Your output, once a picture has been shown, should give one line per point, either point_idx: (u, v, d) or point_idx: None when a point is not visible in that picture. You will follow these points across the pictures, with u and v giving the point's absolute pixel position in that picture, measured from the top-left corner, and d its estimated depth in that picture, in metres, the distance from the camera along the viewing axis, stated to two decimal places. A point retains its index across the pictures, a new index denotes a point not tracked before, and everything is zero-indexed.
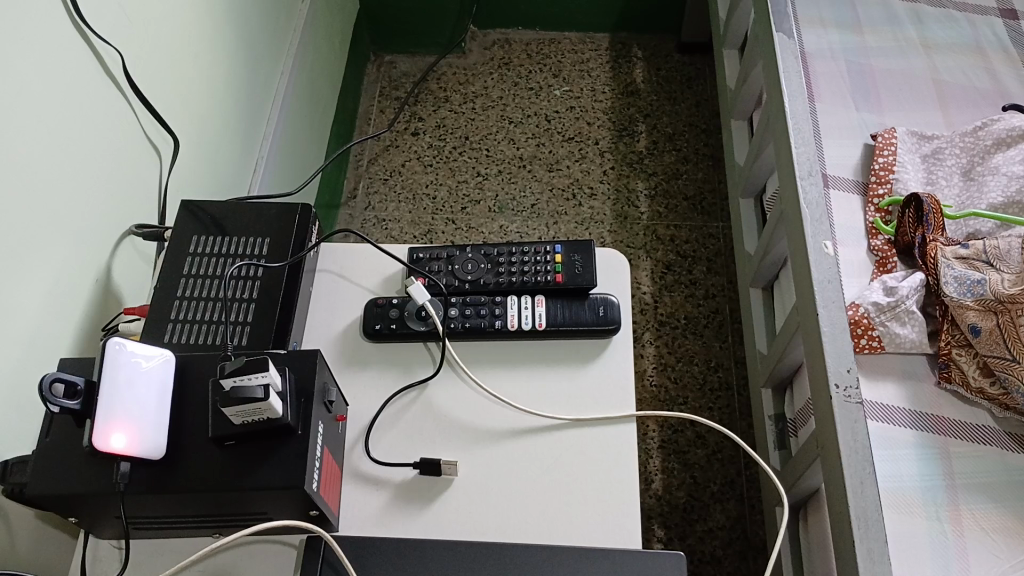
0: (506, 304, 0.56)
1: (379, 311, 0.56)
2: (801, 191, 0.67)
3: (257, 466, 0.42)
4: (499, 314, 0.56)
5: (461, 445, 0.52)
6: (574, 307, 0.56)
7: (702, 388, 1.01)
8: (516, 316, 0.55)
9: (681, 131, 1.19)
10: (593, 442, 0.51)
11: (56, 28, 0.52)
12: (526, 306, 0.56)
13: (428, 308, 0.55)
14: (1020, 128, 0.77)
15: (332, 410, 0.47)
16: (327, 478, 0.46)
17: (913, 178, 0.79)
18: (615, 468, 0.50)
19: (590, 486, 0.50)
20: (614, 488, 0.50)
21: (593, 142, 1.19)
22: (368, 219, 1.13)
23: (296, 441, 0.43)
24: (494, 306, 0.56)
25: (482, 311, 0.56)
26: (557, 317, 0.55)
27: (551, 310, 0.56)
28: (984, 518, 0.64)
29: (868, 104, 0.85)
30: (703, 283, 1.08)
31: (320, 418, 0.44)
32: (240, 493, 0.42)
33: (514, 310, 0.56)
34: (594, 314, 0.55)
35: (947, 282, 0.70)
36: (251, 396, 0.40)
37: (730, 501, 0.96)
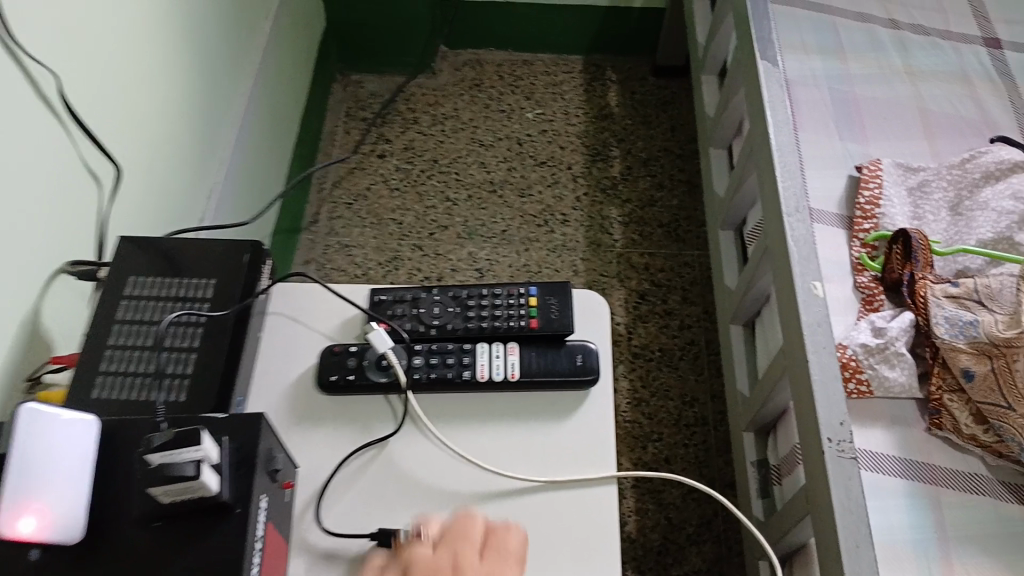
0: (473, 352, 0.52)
1: (336, 359, 0.51)
2: (789, 228, 0.63)
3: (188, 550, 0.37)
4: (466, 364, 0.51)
5: (425, 513, 0.47)
6: (549, 355, 0.51)
7: (678, 424, 0.97)
8: (486, 367, 0.51)
9: (656, 157, 1.16)
10: (570, 506, 0.47)
11: None
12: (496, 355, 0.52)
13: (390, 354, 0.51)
14: (1008, 161, 0.76)
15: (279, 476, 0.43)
16: (273, 556, 0.41)
17: (899, 212, 0.76)
18: (593, 536, 0.46)
19: (566, 557, 0.45)
20: (593, 559, 0.45)
21: (565, 167, 1.15)
22: (331, 244, 1.08)
23: (235, 520, 0.38)
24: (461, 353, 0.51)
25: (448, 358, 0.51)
26: (531, 366, 0.51)
27: (524, 359, 0.51)
28: (978, 573, 0.60)
29: (852, 134, 0.83)
30: (678, 313, 1.04)
31: (263, 491, 0.40)
32: None
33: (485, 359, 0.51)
34: (570, 362, 0.51)
35: (937, 322, 0.66)
36: (181, 475, 0.35)
37: (707, 543, 0.91)
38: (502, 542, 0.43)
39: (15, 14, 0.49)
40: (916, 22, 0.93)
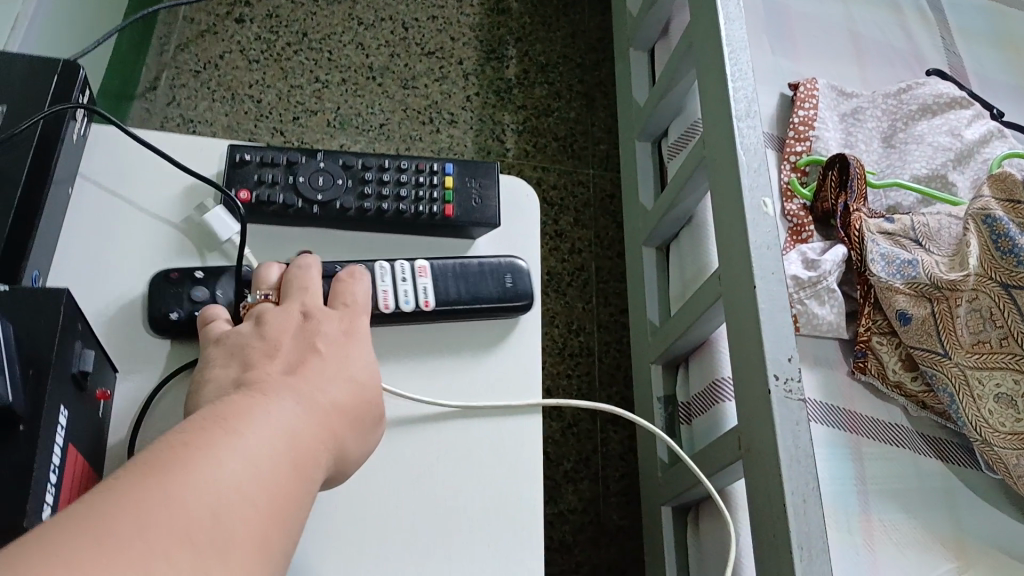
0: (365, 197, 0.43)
1: (175, 289, 0.39)
2: (739, 133, 0.54)
3: None
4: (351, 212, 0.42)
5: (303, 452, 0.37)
6: (471, 278, 0.41)
7: (562, 353, 0.89)
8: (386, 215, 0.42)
9: (555, 62, 1.05)
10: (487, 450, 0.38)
11: None
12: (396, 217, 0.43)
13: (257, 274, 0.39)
14: (948, 95, 0.70)
15: (88, 383, 0.34)
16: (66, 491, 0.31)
17: (832, 136, 0.69)
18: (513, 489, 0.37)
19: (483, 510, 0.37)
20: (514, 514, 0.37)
21: (455, 61, 1.02)
22: (172, 118, 0.90)
23: (15, 437, 0.29)
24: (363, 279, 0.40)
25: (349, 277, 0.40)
26: (449, 292, 0.41)
27: (440, 282, 0.41)
28: (895, 530, 0.56)
29: (785, 49, 0.75)
30: (569, 235, 0.95)
31: (64, 401, 0.31)
32: None
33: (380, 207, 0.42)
34: (499, 284, 0.41)
35: (873, 259, 0.60)
36: None
37: (585, 482, 0.84)
38: (347, 291, 0.36)
39: None
40: None
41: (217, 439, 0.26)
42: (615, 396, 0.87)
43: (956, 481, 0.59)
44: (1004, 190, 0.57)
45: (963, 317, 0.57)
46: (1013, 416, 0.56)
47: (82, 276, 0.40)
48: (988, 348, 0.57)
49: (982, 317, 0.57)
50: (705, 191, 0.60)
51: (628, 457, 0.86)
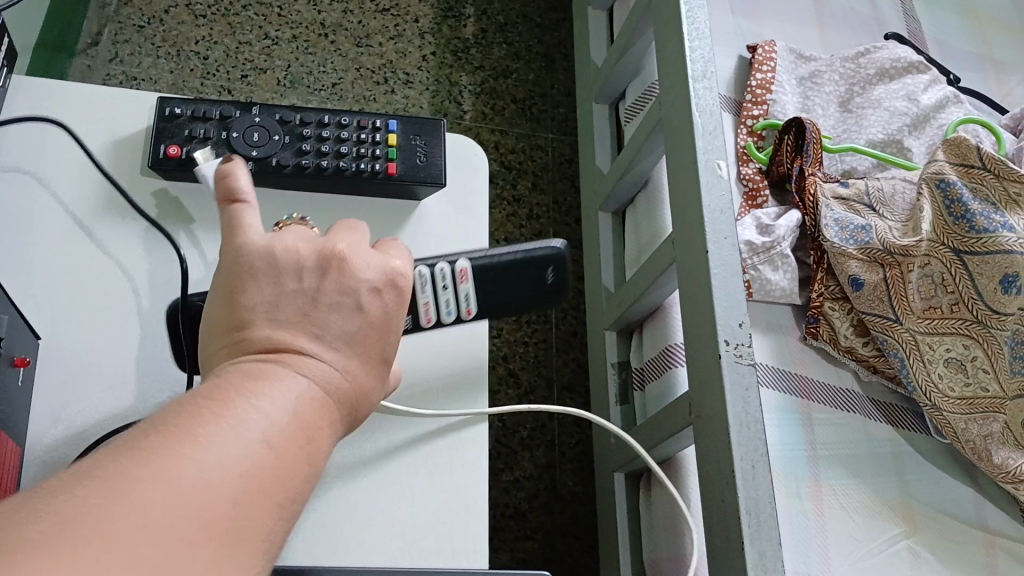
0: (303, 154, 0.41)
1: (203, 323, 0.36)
2: (694, 95, 0.53)
3: None
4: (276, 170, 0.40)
5: None
6: (513, 273, 0.40)
7: (519, 320, 0.88)
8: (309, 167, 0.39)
9: (514, 22, 1.03)
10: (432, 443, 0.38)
11: None
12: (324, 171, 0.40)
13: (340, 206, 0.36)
14: (906, 60, 0.70)
15: (4, 348, 0.32)
16: None
17: (789, 101, 0.68)
18: (456, 480, 0.38)
19: (426, 500, 0.37)
20: (458, 504, 0.37)
21: (411, 19, 0.99)
22: (114, 74, 0.87)
23: None
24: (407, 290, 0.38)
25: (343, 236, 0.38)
26: (488, 296, 0.40)
27: (480, 285, 0.39)
28: (843, 495, 0.57)
29: (745, 8, 0.73)
30: (527, 200, 0.94)
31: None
32: None
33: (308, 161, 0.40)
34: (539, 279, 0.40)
35: (827, 225, 0.60)
36: None
37: (541, 448, 0.84)
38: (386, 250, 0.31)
39: None
40: None
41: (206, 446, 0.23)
42: (572, 362, 0.87)
43: (905, 445, 0.59)
44: (960, 155, 0.57)
45: (915, 282, 0.57)
46: (962, 381, 0.56)
47: (2, 236, 0.38)
48: (938, 314, 0.57)
49: (934, 284, 0.57)
50: (660, 154, 0.59)
51: (584, 424, 0.85)
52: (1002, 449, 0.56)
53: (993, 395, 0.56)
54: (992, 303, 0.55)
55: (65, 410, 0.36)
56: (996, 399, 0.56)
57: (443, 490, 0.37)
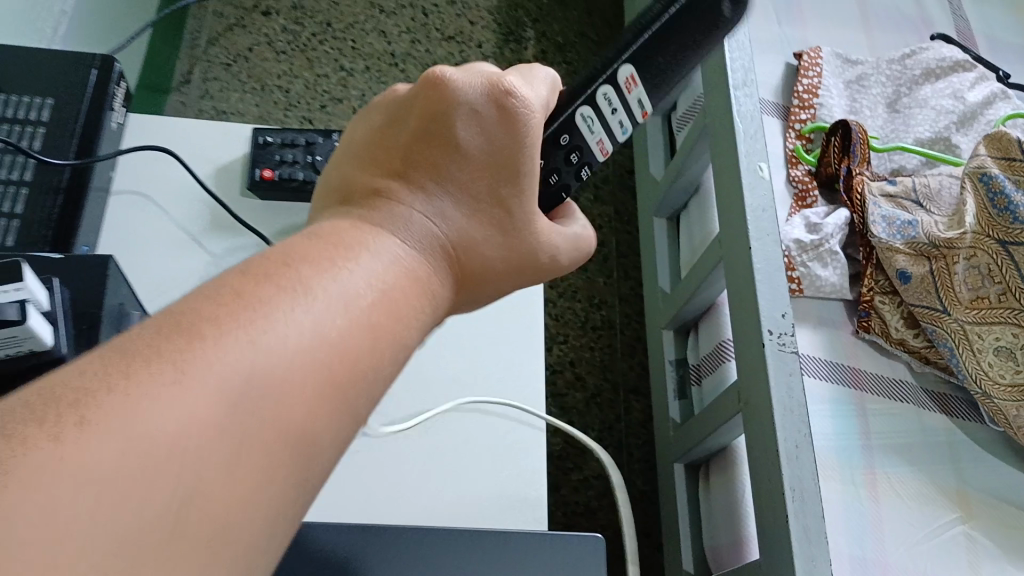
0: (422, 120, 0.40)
1: None
2: (735, 102, 0.56)
3: None
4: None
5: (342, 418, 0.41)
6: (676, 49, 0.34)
7: (584, 327, 0.92)
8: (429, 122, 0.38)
9: (572, 42, 1.07)
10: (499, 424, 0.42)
11: None
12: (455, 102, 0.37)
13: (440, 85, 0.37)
14: (951, 59, 0.72)
15: None
16: None
17: (837, 104, 0.70)
18: (520, 457, 0.41)
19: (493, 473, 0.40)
20: (522, 478, 0.40)
21: (475, 45, 1.05)
22: (205, 109, 0.94)
23: None
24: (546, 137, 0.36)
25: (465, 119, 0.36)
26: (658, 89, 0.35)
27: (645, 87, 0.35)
28: (899, 483, 0.58)
29: (790, 18, 0.76)
30: (589, 212, 0.97)
31: None
32: None
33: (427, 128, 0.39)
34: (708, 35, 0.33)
35: (875, 221, 0.62)
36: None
37: (608, 449, 0.86)
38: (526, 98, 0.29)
39: None
40: None
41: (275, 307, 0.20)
42: (637, 365, 0.90)
43: (959, 434, 0.60)
44: (1001, 148, 0.59)
45: (961, 274, 0.59)
46: (1012, 368, 0.57)
47: (122, 253, 0.44)
48: (986, 304, 0.58)
49: (981, 275, 0.58)
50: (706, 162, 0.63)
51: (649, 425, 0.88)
52: None
53: None
54: None
55: None
56: None
57: (507, 466, 0.40)
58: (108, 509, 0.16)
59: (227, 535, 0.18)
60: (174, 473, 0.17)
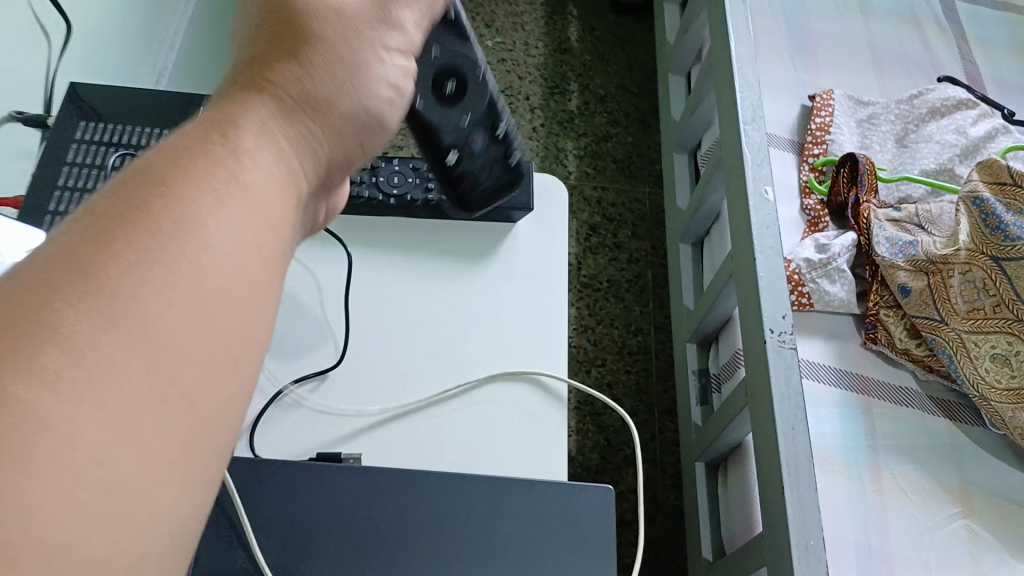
0: (487, 106, 0.39)
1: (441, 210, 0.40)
2: (745, 135, 0.63)
3: None
4: (448, 148, 0.39)
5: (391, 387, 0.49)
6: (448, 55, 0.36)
7: (621, 352, 0.98)
8: (454, 82, 0.37)
9: (613, 93, 1.16)
10: (525, 394, 0.49)
11: None
12: (463, 62, 0.36)
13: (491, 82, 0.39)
14: (954, 98, 0.78)
15: None
16: None
17: (848, 140, 0.77)
18: (542, 423, 0.48)
19: (519, 435, 0.47)
20: (544, 439, 0.47)
21: (523, 98, 1.14)
22: None
23: None
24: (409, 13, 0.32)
25: (439, 55, 0.35)
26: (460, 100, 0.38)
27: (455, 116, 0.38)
28: (904, 480, 0.63)
29: (807, 64, 0.84)
30: (627, 246, 1.05)
31: None
32: None
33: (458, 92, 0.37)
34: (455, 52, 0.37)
35: (878, 242, 0.68)
36: None
37: (643, 466, 0.92)
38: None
39: None
40: None
41: (118, 265, 0.19)
42: (670, 389, 0.96)
43: (962, 437, 0.65)
44: (993, 174, 0.65)
45: (957, 287, 0.64)
46: (1008, 373, 0.62)
47: None
48: (982, 314, 0.64)
49: (976, 288, 0.64)
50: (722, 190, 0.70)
51: None
52: None
53: None
54: None
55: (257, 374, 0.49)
56: None
57: (531, 428, 0.48)
58: (73, 471, 0.17)
59: (181, 479, 0.19)
60: (112, 405, 0.17)
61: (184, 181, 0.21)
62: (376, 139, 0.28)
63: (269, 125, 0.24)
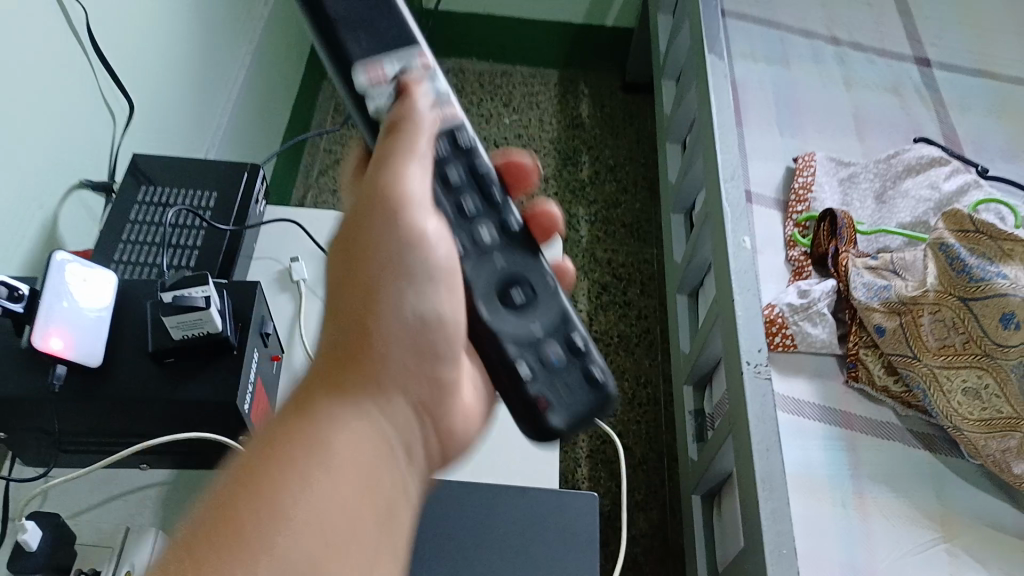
0: (579, 364, 0.40)
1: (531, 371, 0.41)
2: (725, 193, 0.70)
3: (190, 379, 0.45)
4: (525, 385, 0.39)
5: None
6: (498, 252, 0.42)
7: (631, 402, 1.04)
8: (527, 304, 0.41)
9: (622, 163, 1.25)
10: None
11: None
12: (542, 300, 0.41)
13: (598, 369, 0.40)
14: (928, 157, 0.84)
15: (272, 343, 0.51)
16: (258, 409, 0.48)
17: (829, 198, 0.84)
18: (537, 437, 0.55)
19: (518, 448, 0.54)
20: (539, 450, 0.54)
21: (538, 169, 1.23)
22: None
23: (229, 359, 0.45)
24: (466, 198, 0.41)
25: (512, 270, 0.41)
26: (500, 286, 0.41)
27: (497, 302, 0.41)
28: (887, 506, 0.67)
29: (792, 130, 0.90)
30: (636, 304, 1.11)
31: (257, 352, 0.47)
32: (164, 406, 0.44)
33: (543, 340, 0.40)
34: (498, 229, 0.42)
35: (856, 287, 0.74)
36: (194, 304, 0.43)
37: (654, 510, 0.96)
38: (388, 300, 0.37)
39: None
40: (857, 39, 1.01)
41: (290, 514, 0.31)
42: None
43: (943, 466, 0.70)
44: (958, 223, 0.71)
45: (928, 326, 0.70)
46: (979, 405, 0.68)
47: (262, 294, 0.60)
48: (952, 350, 0.69)
49: (946, 326, 0.69)
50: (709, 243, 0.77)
51: None
52: (1020, 462, 0.66)
53: (1008, 415, 0.66)
54: (997, 338, 0.67)
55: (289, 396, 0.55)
56: (1011, 419, 0.66)
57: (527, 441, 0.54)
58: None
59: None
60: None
61: (314, 463, 0.33)
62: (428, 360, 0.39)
63: (364, 398, 0.36)
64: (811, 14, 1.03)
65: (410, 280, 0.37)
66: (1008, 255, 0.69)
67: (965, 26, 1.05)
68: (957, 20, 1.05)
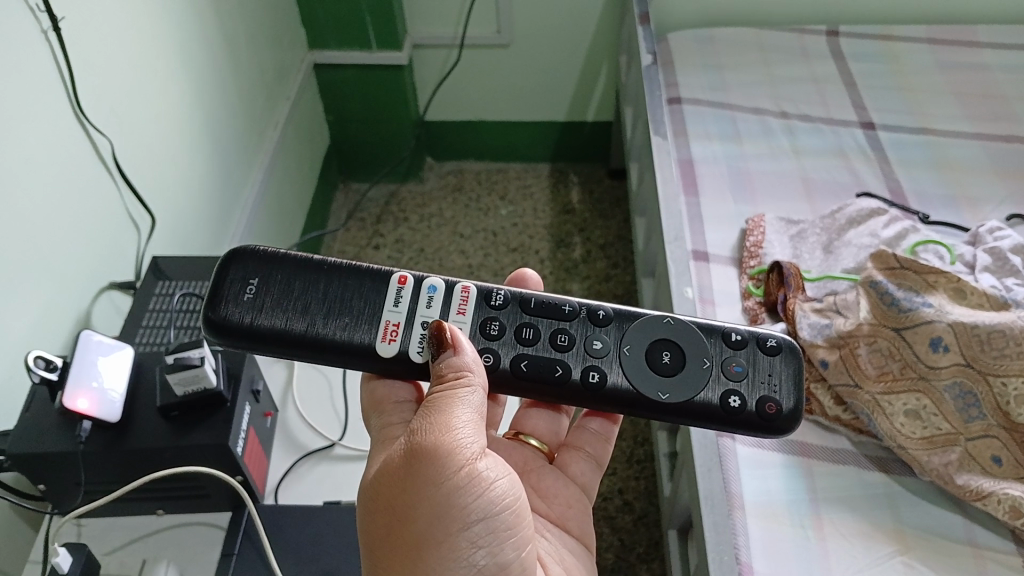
0: (750, 351, 0.59)
1: (649, 368, 0.58)
2: (671, 252, 0.79)
3: (192, 431, 0.56)
4: (743, 404, 0.57)
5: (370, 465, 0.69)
6: (609, 331, 0.60)
7: (630, 460, 1.11)
8: (674, 352, 0.59)
9: (610, 242, 1.37)
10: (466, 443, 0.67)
11: (67, 128, 0.67)
12: (688, 346, 0.59)
13: (765, 337, 0.59)
14: (868, 208, 0.93)
15: (259, 405, 0.64)
16: (251, 456, 0.61)
17: (780, 253, 0.91)
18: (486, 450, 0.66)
19: None
20: None
21: (534, 252, 1.37)
22: None
23: (225, 411, 0.57)
24: (585, 340, 0.59)
25: (655, 348, 0.59)
26: (638, 356, 0.59)
27: (661, 366, 0.58)
28: (844, 526, 0.72)
29: (744, 197, 0.99)
30: None
31: (245, 407, 0.59)
32: (174, 451, 0.56)
33: (723, 362, 0.58)
34: (602, 317, 0.60)
35: (802, 328, 0.81)
36: (191, 363, 0.54)
37: (655, 561, 1.01)
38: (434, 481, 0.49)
39: (87, 106, 0.70)
40: (803, 112, 1.12)
41: None
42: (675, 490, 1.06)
43: (896, 487, 0.75)
44: (885, 262, 0.79)
45: (866, 355, 0.76)
46: (920, 425, 0.74)
47: (271, 367, 0.76)
48: (891, 377, 0.75)
49: (883, 355, 0.75)
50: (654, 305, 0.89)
51: None
52: (961, 474, 0.72)
53: (947, 431, 0.73)
54: (929, 362, 0.74)
55: (282, 455, 0.69)
56: (950, 435, 0.73)
57: None
58: None
59: None
60: None
61: None
62: (496, 540, 0.49)
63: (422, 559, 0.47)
64: (759, 94, 1.14)
65: (464, 535, 0.48)
66: (932, 286, 0.77)
67: (904, 91, 1.14)
68: (898, 87, 1.15)
